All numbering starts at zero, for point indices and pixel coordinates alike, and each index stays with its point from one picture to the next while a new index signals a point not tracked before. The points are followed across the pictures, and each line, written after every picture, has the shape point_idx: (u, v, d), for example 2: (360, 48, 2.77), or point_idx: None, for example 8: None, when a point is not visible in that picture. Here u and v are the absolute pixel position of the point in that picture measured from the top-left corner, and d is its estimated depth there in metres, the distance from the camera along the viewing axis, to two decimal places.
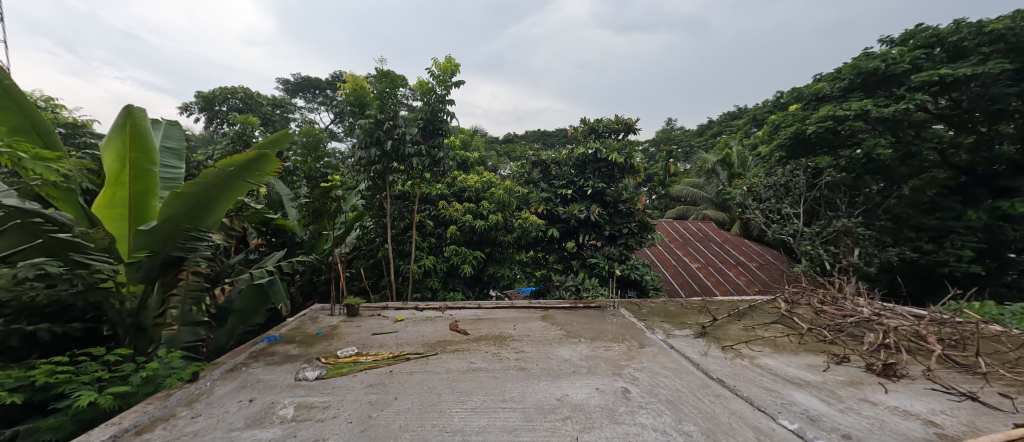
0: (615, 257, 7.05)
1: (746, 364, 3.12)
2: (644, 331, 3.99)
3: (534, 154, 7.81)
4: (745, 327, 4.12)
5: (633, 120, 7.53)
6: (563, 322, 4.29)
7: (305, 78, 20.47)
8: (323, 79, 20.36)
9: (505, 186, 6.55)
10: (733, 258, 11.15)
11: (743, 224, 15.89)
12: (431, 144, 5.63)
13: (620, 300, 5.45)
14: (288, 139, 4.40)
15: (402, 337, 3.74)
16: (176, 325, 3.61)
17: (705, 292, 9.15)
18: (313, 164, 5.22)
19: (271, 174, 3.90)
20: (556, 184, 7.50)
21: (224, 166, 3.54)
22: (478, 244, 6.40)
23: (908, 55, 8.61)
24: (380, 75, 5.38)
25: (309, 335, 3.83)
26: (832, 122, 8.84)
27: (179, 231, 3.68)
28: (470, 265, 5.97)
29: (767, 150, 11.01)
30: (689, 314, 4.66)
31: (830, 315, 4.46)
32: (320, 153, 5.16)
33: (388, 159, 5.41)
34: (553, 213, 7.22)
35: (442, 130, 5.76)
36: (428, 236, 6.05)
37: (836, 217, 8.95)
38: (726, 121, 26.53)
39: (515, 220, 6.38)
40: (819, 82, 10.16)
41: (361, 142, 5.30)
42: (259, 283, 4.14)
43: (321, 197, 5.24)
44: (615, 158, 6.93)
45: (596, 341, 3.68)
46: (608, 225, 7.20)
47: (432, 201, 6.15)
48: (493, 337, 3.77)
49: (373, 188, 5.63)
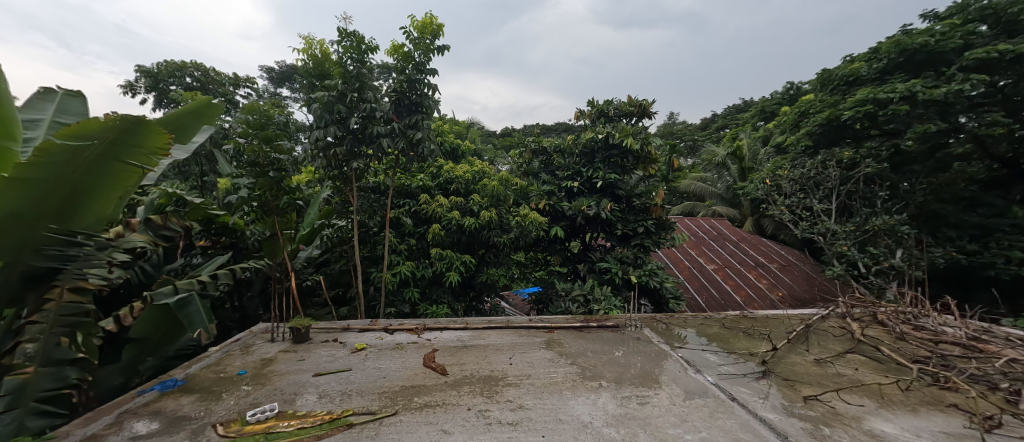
0: (629, 260, 6.00)
1: (853, 434, 2.11)
2: (684, 368, 2.98)
3: (533, 140, 6.72)
4: (816, 360, 3.11)
5: (648, 102, 6.50)
6: (573, 353, 3.27)
7: (290, 66, 19.23)
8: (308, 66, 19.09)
9: (500, 177, 5.53)
10: (752, 259, 10.14)
11: (756, 221, 14.87)
12: (407, 123, 4.41)
13: (641, 315, 4.43)
14: (208, 108, 3.31)
15: (353, 381, 2.70)
16: (33, 367, 2.50)
17: (724, 299, 8.18)
18: (259, 146, 4.18)
19: (160, 152, 2.78)
20: (560, 175, 6.48)
21: (67, 139, 2.44)
22: (467, 246, 5.40)
23: (960, 29, 7.60)
24: (344, 38, 4.32)
25: (229, 376, 2.79)
26: (872, 106, 7.80)
27: (36, 234, 2.63)
28: (457, 273, 4.91)
29: (791, 140, 9.96)
30: (735, 338, 3.65)
31: (920, 341, 3.44)
32: (270, 135, 4.13)
33: (357, 143, 4.35)
34: (556, 210, 6.18)
35: (423, 108, 4.49)
36: (407, 237, 5.01)
37: (874, 214, 7.93)
38: (732, 114, 25.44)
39: (511, 218, 5.37)
40: (852, 63, 9.02)
41: (319, 120, 4.21)
42: (166, 304, 3.04)
43: (271, 187, 4.28)
44: (630, 144, 5.87)
45: (621, 385, 2.67)
46: (620, 224, 6.19)
47: (413, 194, 5.17)
48: (480, 378, 2.75)
49: (338, 178, 4.56)
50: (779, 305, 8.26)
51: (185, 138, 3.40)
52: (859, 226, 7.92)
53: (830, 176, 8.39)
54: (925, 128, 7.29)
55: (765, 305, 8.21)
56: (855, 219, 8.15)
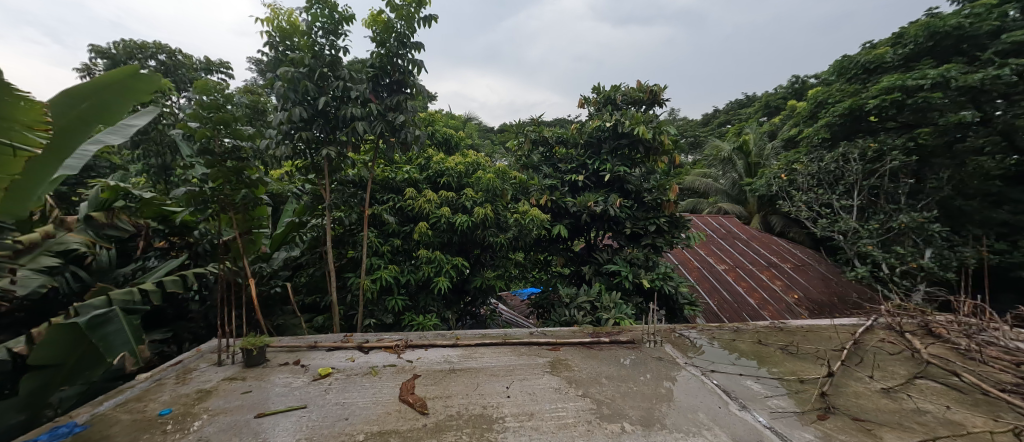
0: (640, 262, 5.42)
1: None
2: (722, 402, 2.40)
3: (533, 130, 6.12)
4: (884, 390, 2.53)
5: (660, 88, 5.92)
6: (585, 380, 2.69)
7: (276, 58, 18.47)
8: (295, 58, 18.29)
9: (497, 169, 4.94)
10: (764, 259, 9.58)
11: (763, 218, 14.31)
12: (388, 104, 3.79)
13: (659, 327, 3.84)
14: (128, 77, 2.68)
15: (306, 426, 2.12)
16: None
17: (737, 302, 7.65)
18: (212, 131, 3.56)
19: (35, 127, 2.28)
20: (562, 168, 5.90)
21: None
22: (459, 248, 4.83)
23: (995, 11, 7.01)
24: (313, 4, 3.69)
25: (147, 417, 2.20)
26: (900, 94, 7.21)
27: None
28: (447, 278, 4.32)
29: (807, 132, 9.38)
30: (775, 358, 3.06)
31: (1001, 364, 2.87)
32: (225, 117, 3.51)
33: (329, 128, 3.74)
34: (559, 207, 5.59)
35: (407, 88, 3.89)
36: (390, 238, 4.41)
37: (899, 211, 7.37)
38: (734, 109, 24.87)
39: (508, 215, 4.79)
40: (874, 49, 8.42)
41: (283, 100, 3.57)
42: (74, 324, 2.44)
43: (227, 180, 3.64)
44: (642, 132, 5.28)
45: (648, 432, 2.09)
46: (629, 221, 5.61)
47: (398, 189, 4.58)
48: (468, 420, 2.17)
49: (309, 169, 3.94)
50: (796, 307, 7.71)
51: (112, 119, 2.82)
52: (883, 224, 7.37)
53: (851, 170, 7.82)
54: (959, 118, 6.71)
55: (780, 308, 7.66)
56: (877, 216, 7.60)
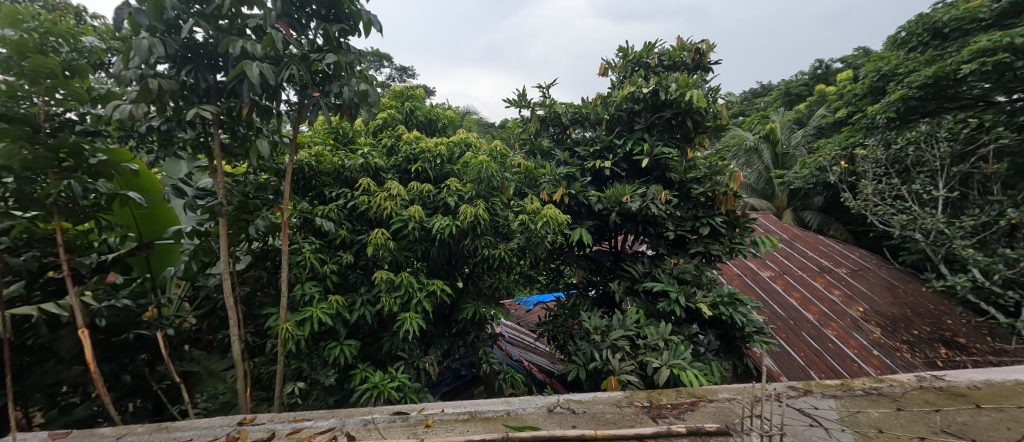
0: (690, 277, 3.98)
1: None
2: None
3: (542, 104, 4.65)
4: None
5: (708, 47, 4.50)
6: None
7: (398, 70, 17.64)
8: (399, 70, 17.66)
9: (491, 150, 3.51)
10: (814, 262, 8.03)
11: (794, 214, 12.84)
12: (315, 44, 2.38)
13: (752, 393, 2.38)
14: None
15: None
16: None
17: (796, 319, 6.15)
18: (23, 88, 2.16)
19: None
20: (581, 153, 4.47)
21: None
22: (441, 263, 3.43)
23: None
24: None
25: None
26: (1007, 55, 5.69)
27: None
28: (420, 311, 2.92)
29: (866, 111, 7.83)
30: None
31: None
32: (45, 63, 2.09)
33: (217, 81, 2.34)
34: (578, 203, 4.16)
35: (346, 16, 2.45)
36: (337, 252, 3.03)
37: (999, 205, 5.90)
38: (748, 99, 23.21)
39: (508, 216, 3.38)
40: (958, 5, 6.88)
41: (133, 31, 2.15)
42: None
43: (51, 165, 2.23)
44: (695, 98, 3.83)
45: None
46: (671, 222, 4.17)
47: (353, 181, 3.19)
48: None
49: (197, 147, 2.53)
50: (864, 324, 6.18)
51: None
52: (979, 219, 5.90)
53: (935, 154, 6.31)
54: None
55: (846, 325, 6.15)
56: (968, 211, 6.14)
